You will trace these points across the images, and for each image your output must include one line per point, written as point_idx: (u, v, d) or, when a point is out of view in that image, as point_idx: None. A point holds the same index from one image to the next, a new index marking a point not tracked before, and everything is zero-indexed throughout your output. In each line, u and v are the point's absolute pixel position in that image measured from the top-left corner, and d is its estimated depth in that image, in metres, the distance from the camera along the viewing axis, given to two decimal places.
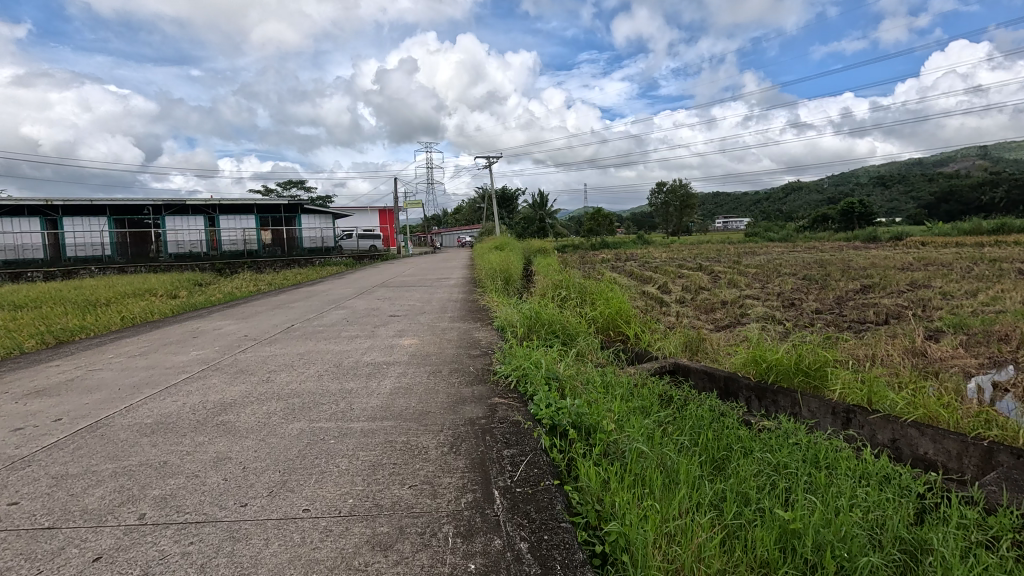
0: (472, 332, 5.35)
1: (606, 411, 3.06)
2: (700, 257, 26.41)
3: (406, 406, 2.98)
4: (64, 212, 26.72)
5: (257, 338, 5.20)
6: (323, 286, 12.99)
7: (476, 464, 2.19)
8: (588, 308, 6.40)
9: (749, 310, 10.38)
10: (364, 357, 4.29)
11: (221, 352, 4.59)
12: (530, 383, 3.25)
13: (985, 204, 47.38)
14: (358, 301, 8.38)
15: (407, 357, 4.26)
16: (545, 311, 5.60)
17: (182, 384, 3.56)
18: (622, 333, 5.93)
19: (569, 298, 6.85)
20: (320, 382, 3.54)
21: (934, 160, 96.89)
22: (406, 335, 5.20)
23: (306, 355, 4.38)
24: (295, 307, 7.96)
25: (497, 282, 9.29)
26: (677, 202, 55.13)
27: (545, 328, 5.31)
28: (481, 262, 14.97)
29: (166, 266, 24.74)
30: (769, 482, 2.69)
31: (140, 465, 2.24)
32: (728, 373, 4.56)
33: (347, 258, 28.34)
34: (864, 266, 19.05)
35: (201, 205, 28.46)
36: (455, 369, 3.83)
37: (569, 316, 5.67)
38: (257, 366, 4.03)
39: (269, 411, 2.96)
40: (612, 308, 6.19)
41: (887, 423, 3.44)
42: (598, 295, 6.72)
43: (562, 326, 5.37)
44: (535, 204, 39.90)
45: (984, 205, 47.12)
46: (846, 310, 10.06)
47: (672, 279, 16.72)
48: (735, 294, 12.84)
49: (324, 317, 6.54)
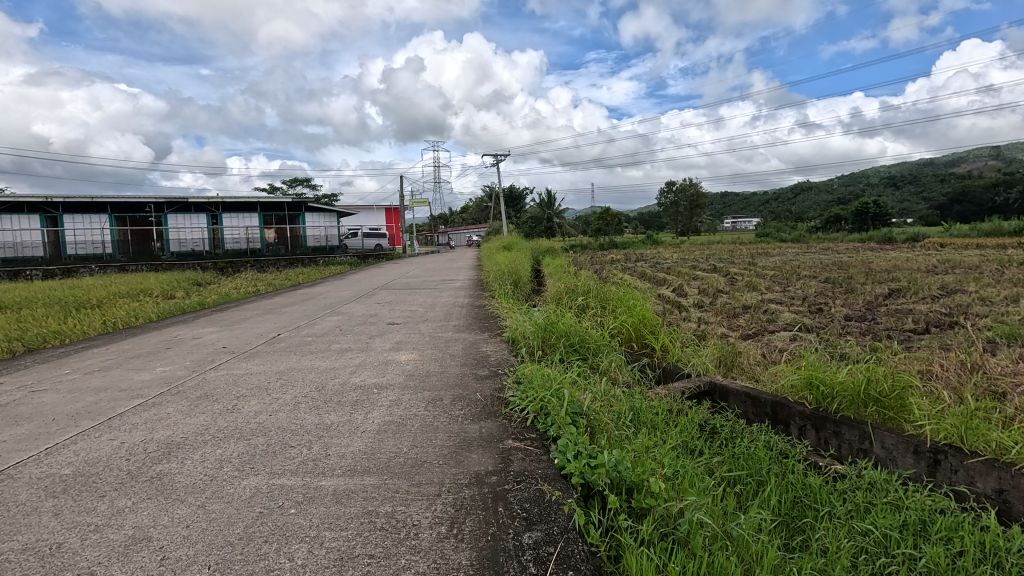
0: (480, 346, 4.70)
1: (649, 458, 2.42)
2: (713, 259, 25.64)
3: (394, 453, 2.34)
4: (65, 210, 26.35)
5: (236, 351, 4.59)
6: (324, 287, 12.41)
7: (486, 560, 1.57)
8: (609, 317, 5.78)
9: (776, 317, 9.69)
10: (353, 378, 3.65)
11: (190, 369, 3.97)
12: (551, 420, 2.62)
13: (1001, 205, 46.31)
14: (356, 305, 7.77)
15: (404, 379, 3.63)
16: (563, 321, 4.98)
17: (129, 413, 2.94)
18: (647, 346, 5.32)
19: (588, 305, 6.22)
20: (296, 414, 2.91)
21: (947, 159, 95.24)
22: (405, 349, 4.56)
23: (286, 375, 3.75)
24: (288, 312, 7.35)
25: (506, 284, 8.68)
26: (687, 202, 54.21)
27: (561, 340, 4.70)
28: (489, 262, 14.36)
29: (168, 265, 24.27)
30: (871, 563, 2.05)
31: (21, 554, 1.62)
32: (776, 397, 3.94)
33: (352, 258, 27.79)
34: (887, 268, 18.22)
35: (204, 202, 28.00)
36: (460, 394, 3.21)
37: (588, 327, 5.03)
38: (227, 388, 3.41)
39: (221, 458, 2.33)
40: (637, 316, 5.56)
41: (992, 470, 2.80)
42: (620, 301, 6.11)
43: (581, 339, 4.75)
44: (543, 204, 39.27)
45: (1000, 205, 45.98)
46: (880, 317, 9.38)
47: (688, 281, 16.05)
48: (756, 298, 12.11)
49: (315, 325, 5.93)
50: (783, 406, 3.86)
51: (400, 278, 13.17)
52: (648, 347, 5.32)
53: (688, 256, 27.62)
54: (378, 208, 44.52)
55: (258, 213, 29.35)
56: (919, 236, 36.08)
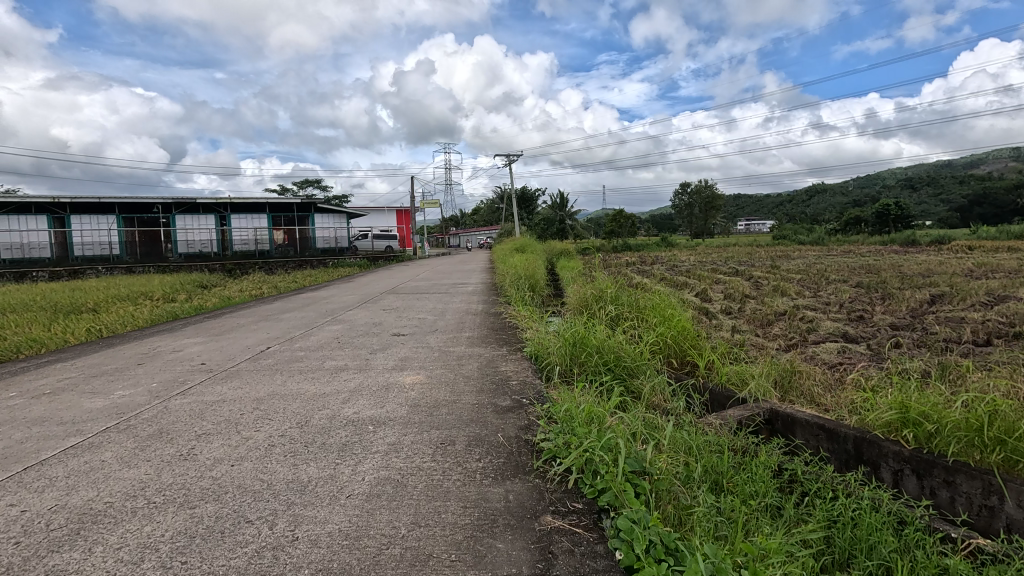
0: (498, 365, 4.01)
1: (744, 549, 1.73)
2: (732, 261, 24.73)
3: (388, 543, 1.66)
4: (73, 210, 26.09)
5: (215, 369, 3.92)
6: (328, 290, 11.83)
7: None
8: (645, 327, 5.08)
9: (816, 326, 8.93)
10: (345, 409, 2.97)
11: (154, 394, 3.31)
12: (602, 483, 1.94)
13: None
14: (359, 312, 7.13)
15: (408, 411, 2.94)
16: (594, 335, 4.28)
17: (52, 462, 2.29)
18: (691, 360, 4.63)
19: (618, 312, 5.52)
20: (267, 466, 2.24)
21: (967, 160, 93.11)
22: (411, 368, 3.87)
23: (265, 404, 3.08)
24: (285, 320, 6.72)
25: (523, 289, 8.02)
26: (701, 202, 53.12)
27: (594, 359, 4.05)
28: (502, 265, 13.74)
29: (175, 267, 23.86)
30: None
31: None
32: (860, 433, 3.25)
33: (362, 260, 27.26)
34: (920, 272, 17.27)
35: (213, 203, 27.63)
36: (475, 436, 2.52)
37: (623, 341, 4.33)
38: (189, 423, 2.76)
39: (145, 544, 1.66)
40: (677, 327, 4.86)
41: None
42: (654, 307, 5.41)
43: (616, 357, 4.06)
44: (556, 205, 38.64)
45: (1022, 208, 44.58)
46: (931, 327, 8.59)
47: (711, 285, 15.30)
48: (788, 304, 11.31)
49: (311, 336, 5.28)
50: (871, 444, 3.17)
51: (409, 281, 12.55)
52: (691, 363, 4.62)
53: (705, 260, 26.67)
54: (389, 208, 43.98)
55: (267, 214, 28.97)
56: (944, 238, 34.83)
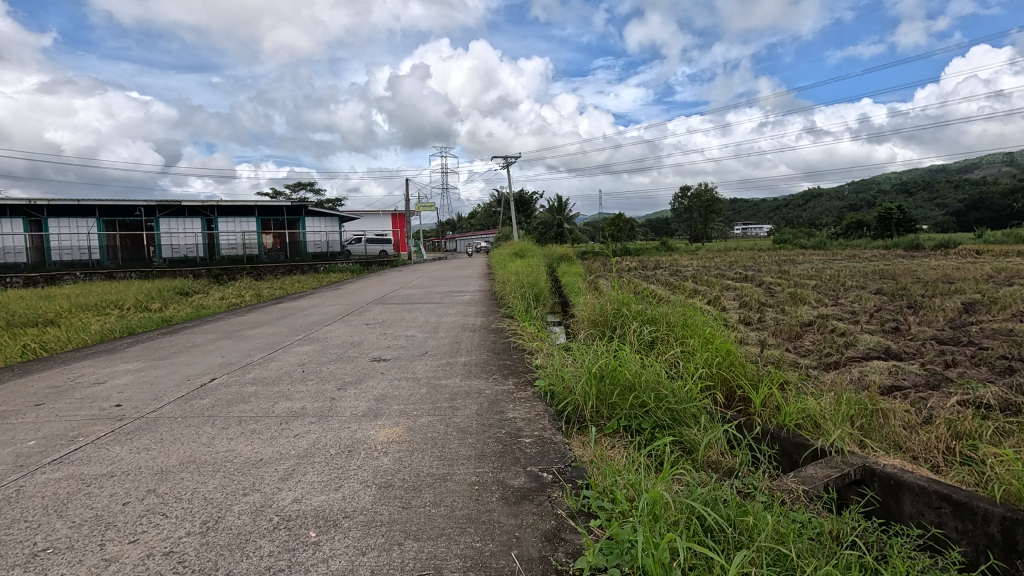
0: (505, 408, 3.06)
1: None
2: (737, 266, 23.88)
3: None
4: (52, 212, 25.02)
5: (127, 417, 2.92)
6: (313, 299, 10.88)
7: None
8: (682, 349, 4.17)
9: (854, 340, 8.00)
10: (281, 495, 2.01)
11: (19, 464, 2.33)
12: None
13: (1018, 211, 44.24)
14: (338, 328, 6.17)
15: (374, 498, 1.98)
16: (627, 366, 3.37)
17: None
18: (743, 393, 3.71)
19: (647, 330, 4.61)
20: None
21: (962, 165, 93.01)
22: (387, 416, 2.91)
23: (167, 483, 2.11)
24: (249, 338, 5.74)
25: (528, 303, 7.10)
26: (701, 206, 52.44)
27: (628, 399, 3.16)
28: (502, 271, 12.84)
29: (158, 272, 22.78)
30: None
31: None
32: (1010, 512, 2.34)
33: (354, 265, 26.23)
34: (940, 278, 16.39)
35: (198, 206, 26.58)
36: (475, 561, 1.58)
37: (662, 373, 3.40)
38: (30, 529, 1.78)
39: None
40: (723, 353, 3.95)
41: None
42: (690, 325, 4.51)
43: (658, 395, 3.17)
44: (554, 209, 37.88)
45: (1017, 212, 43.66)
46: (979, 341, 7.75)
47: (723, 292, 14.46)
48: (813, 315, 10.35)
49: (271, 363, 4.29)
50: None
51: (401, 289, 11.62)
52: (745, 395, 3.70)
53: (709, 263, 25.77)
54: (383, 213, 43.12)
55: (255, 217, 27.96)
56: (950, 243, 33.97)
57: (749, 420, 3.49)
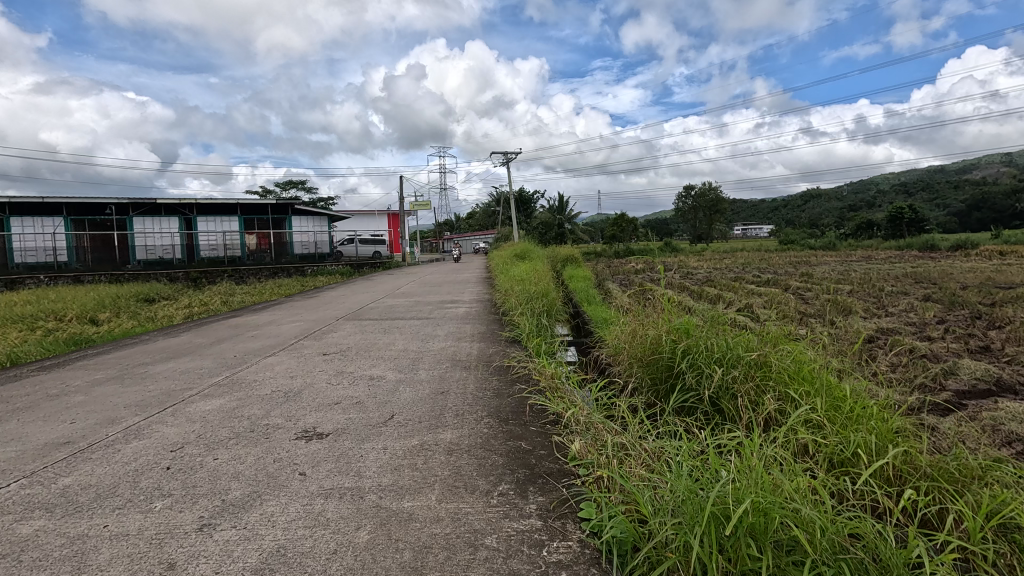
0: None
1: None
2: (753, 269, 22.32)
3: None
4: (15, 210, 23.12)
5: None
6: (281, 311, 9.16)
7: None
8: (813, 421, 2.51)
9: (951, 366, 6.29)
10: None
11: None
12: None
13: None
14: (281, 363, 4.43)
15: None
16: (769, 489, 1.66)
17: None
18: (947, 510, 2.05)
19: (735, 376, 2.94)
20: None
21: (960, 167, 92.01)
22: None
23: None
24: (147, 380, 4.00)
25: (540, 326, 5.39)
26: (705, 207, 50.82)
27: (784, 563, 1.49)
28: (504, 276, 11.14)
29: (130, 275, 20.89)
30: None
31: None
32: None
33: (343, 268, 24.51)
34: (985, 283, 14.80)
35: (176, 204, 24.80)
36: None
37: (834, 509, 1.68)
38: None
39: None
40: (894, 441, 2.31)
41: None
42: (810, 377, 2.85)
43: (848, 561, 1.51)
44: (554, 208, 36.47)
45: None
46: None
47: (751, 298, 12.82)
48: (872, 328, 8.71)
49: (130, 447, 2.56)
50: None
51: (386, 298, 9.91)
52: (951, 512, 2.05)
53: (720, 266, 23.96)
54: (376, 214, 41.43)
55: (239, 216, 26.16)
56: (967, 243, 32.24)
57: (972, 567, 1.85)
